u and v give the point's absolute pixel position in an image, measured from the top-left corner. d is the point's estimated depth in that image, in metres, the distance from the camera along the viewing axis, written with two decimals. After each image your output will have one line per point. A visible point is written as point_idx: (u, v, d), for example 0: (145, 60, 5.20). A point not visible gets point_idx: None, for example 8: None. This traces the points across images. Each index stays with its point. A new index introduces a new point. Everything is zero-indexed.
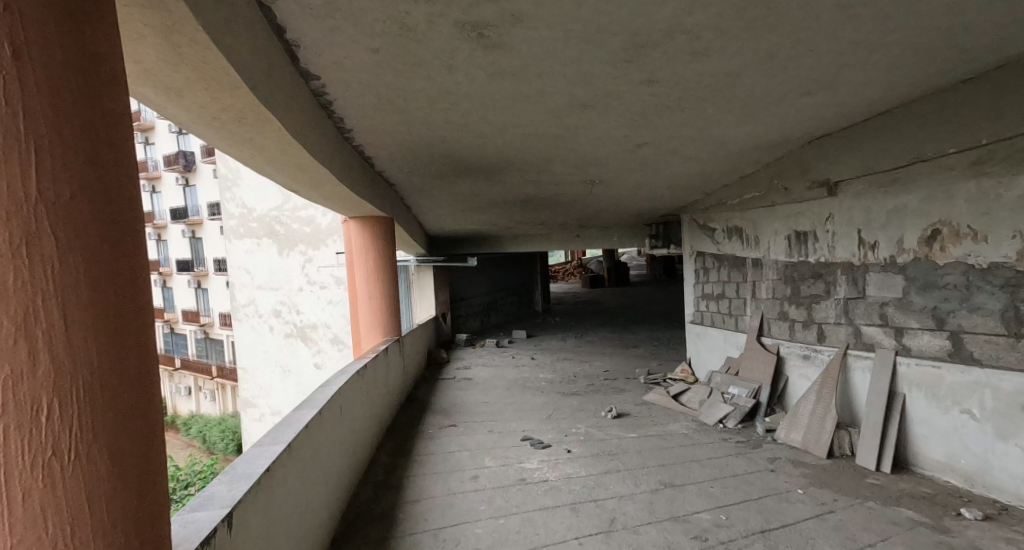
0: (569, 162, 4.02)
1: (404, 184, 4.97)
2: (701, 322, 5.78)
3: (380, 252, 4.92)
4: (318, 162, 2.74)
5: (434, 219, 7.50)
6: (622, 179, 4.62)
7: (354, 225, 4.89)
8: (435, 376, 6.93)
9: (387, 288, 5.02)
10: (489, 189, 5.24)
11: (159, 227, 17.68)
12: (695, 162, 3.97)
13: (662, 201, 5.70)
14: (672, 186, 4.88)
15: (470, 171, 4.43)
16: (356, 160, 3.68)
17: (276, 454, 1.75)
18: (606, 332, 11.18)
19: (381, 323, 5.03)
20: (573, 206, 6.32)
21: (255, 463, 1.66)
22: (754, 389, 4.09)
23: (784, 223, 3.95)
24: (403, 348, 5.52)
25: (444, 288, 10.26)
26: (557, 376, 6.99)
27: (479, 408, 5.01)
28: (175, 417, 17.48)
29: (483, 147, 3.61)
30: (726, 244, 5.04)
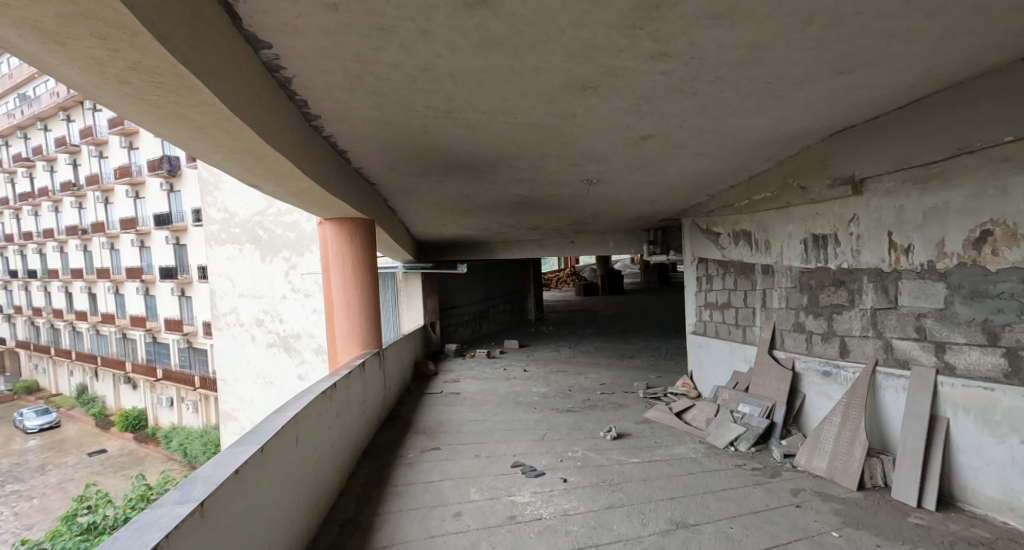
0: (564, 159, 3.67)
1: (386, 183, 4.60)
2: (704, 333, 5.44)
3: (360, 256, 4.55)
4: (274, 150, 2.35)
5: (421, 223, 7.12)
6: (621, 179, 4.28)
7: (330, 228, 4.51)
8: (421, 391, 6.49)
9: (367, 296, 4.63)
10: (479, 189, 4.88)
11: (142, 233, 17.13)
12: (702, 159, 3.64)
13: (662, 204, 5.37)
14: (674, 186, 4.55)
15: (457, 169, 4.07)
16: (327, 153, 3.31)
17: (177, 523, 1.34)
18: (602, 342, 10.82)
19: (359, 335, 4.63)
20: (568, 209, 5.97)
21: (137, 539, 1.26)
22: (768, 408, 3.73)
23: (799, 226, 3.62)
24: (384, 361, 5.10)
25: (433, 296, 9.86)
26: (551, 389, 6.59)
27: (466, 428, 4.60)
28: (156, 429, 16.80)
29: (469, 139, 3.26)
30: (732, 249, 4.71)
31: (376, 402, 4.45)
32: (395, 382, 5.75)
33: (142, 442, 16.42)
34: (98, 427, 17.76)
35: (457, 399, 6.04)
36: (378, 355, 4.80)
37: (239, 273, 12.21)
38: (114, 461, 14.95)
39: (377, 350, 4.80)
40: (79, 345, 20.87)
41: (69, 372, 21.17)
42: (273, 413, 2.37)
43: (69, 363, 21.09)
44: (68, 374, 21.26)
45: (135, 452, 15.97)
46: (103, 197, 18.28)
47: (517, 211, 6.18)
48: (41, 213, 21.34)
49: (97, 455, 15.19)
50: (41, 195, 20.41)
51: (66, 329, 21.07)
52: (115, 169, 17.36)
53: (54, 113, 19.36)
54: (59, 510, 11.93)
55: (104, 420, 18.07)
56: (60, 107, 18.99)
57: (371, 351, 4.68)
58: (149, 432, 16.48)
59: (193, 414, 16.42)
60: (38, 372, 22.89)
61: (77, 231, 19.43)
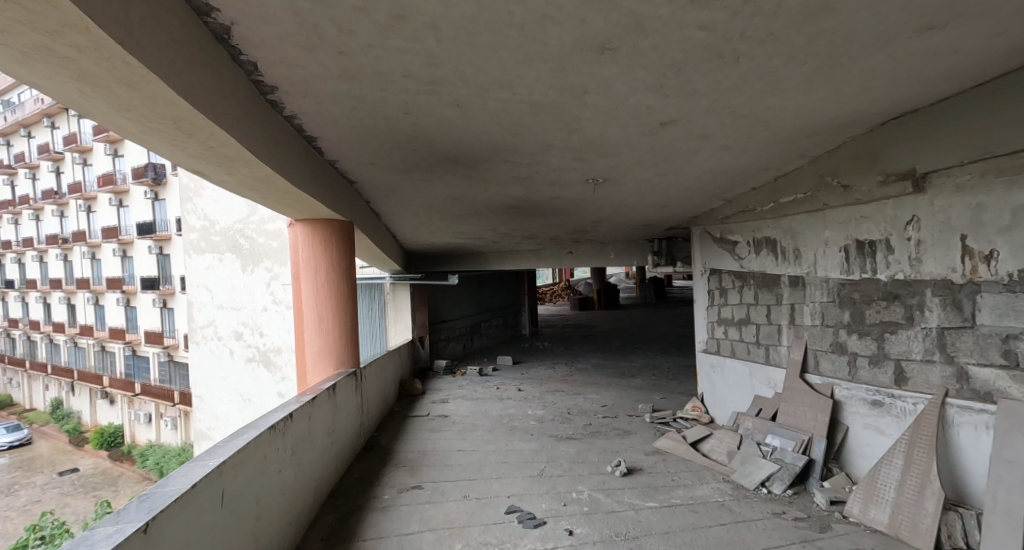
0: (569, 150, 3.20)
1: (367, 180, 4.10)
2: (719, 353, 4.97)
3: (336, 262, 4.06)
4: (207, 120, 1.85)
5: (409, 230, 6.63)
6: (630, 178, 3.82)
7: (301, 231, 4.00)
8: (405, 413, 5.91)
9: (344, 308, 4.10)
10: (471, 190, 4.40)
11: (124, 242, 16.42)
12: (725, 154, 3.19)
13: (671, 210, 4.93)
14: (688, 188, 4.09)
15: (446, 163, 3.59)
16: (291, 137, 2.80)
17: None
18: (600, 359, 10.29)
19: (333, 353, 4.08)
20: (568, 216, 5.50)
21: None
22: (804, 442, 3.22)
23: (838, 232, 3.17)
24: (362, 382, 4.53)
25: (422, 310, 9.33)
26: (548, 412, 6.05)
27: (453, 460, 4.03)
28: (132, 447, 15.89)
29: (459, 123, 2.77)
30: (752, 259, 4.26)
31: (350, 431, 3.88)
32: (375, 405, 5.18)
33: (116, 461, 15.49)
34: (71, 445, 16.80)
35: (445, 423, 5.47)
36: (354, 378, 4.24)
37: (220, 284, 11.59)
38: (86, 480, 14.05)
39: (353, 371, 4.24)
40: (55, 358, 19.92)
41: (43, 386, 20.09)
42: (189, 463, 1.78)
43: (44, 377, 20.09)
44: (42, 388, 20.20)
45: (109, 471, 15.07)
46: (86, 205, 17.59)
47: (513, 217, 5.71)
48: (22, 222, 20.56)
49: (68, 473, 14.27)
50: (22, 202, 19.68)
51: (43, 341, 20.10)
52: (98, 176, 16.70)
53: (38, 118, 18.75)
54: (20, 535, 11.02)
55: (77, 437, 17.10)
56: (44, 112, 18.40)
57: (346, 372, 4.11)
58: (125, 450, 15.60)
59: (171, 432, 15.55)
60: (12, 386, 21.78)
61: (57, 240, 18.67)
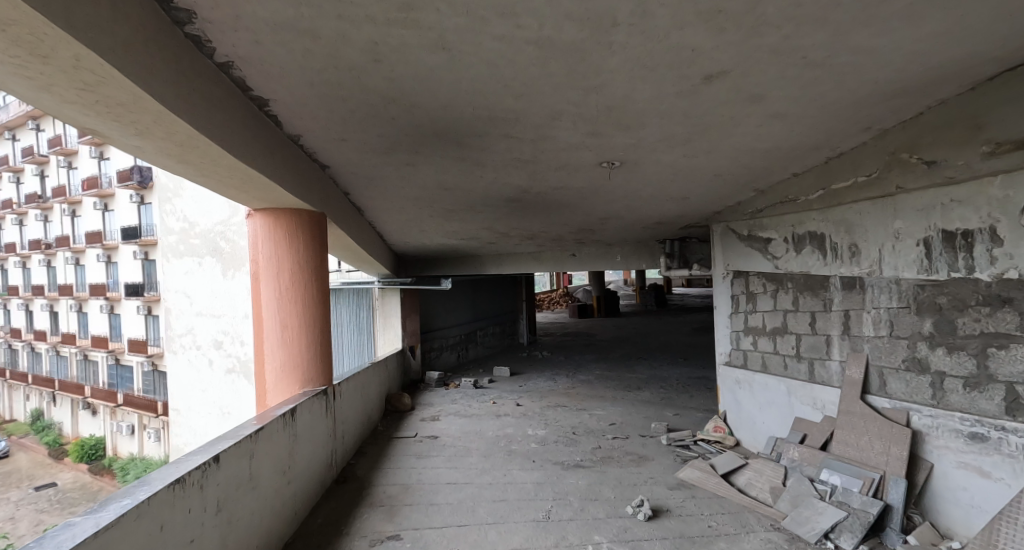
0: (584, 118, 2.60)
1: (342, 163, 3.49)
2: (749, 367, 4.39)
3: (305, 261, 3.46)
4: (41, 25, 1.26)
5: (398, 229, 6.02)
6: (651, 160, 3.23)
7: (262, 224, 3.38)
8: (389, 434, 5.24)
9: (314, 315, 3.48)
10: (464, 177, 3.80)
11: (107, 247, 15.65)
12: (774, 125, 2.60)
13: (692, 203, 4.36)
14: (717, 174, 3.52)
15: (433, 139, 2.99)
16: (232, 96, 2.21)
17: None
18: (604, 369, 9.67)
19: (300, 368, 3.43)
20: (574, 211, 4.92)
21: None
22: (874, 481, 2.65)
23: (915, 223, 2.60)
24: (336, 402, 3.88)
25: (413, 317, 8.70)
26: (551, 432, 5.41)
27: (440, 497, 3.39)
28: (113, 461, 15.09)
29: (446, 75, 2.17)
30: (789, 258, 3.69)
31: (316, 464, 3.23)
32: (353, 426, 4.54)
33: (96, 475, 14.70)
34: (50, 458, 15.99)
35: (434, 446, 4.83)
36: (325, 398, 3.60)
37: (200, 289, 10.94)
38: (64, 496, 13.21)
39: (324, 390, 3.60)
40: (36, 367, 18.99)
41: (24, 395, 19.20)
42: None
43: (25, 387, 19.18)
44: (23, 398, 19.32)
45: (88, 486, 14.21)
46: (70, 209, 16.77)
47: (512, 214, 5.12)
48: (5, 228, 19.69)
49: (45, 488, 13.47)
50: (5, 205, 19.01)
51: (24, 348, 19.24)
52: (83, 179, 15.91)
53: (24, 117, 18.14)
54: None
55: (57, 449, 16.30)
56: (30, 114, 17.62)
57: (316, 392, 3.47)
58: (106, 463, 14.76)
59: (154, 444, 14.78)
60: None
61: (40, 245, 17.82)
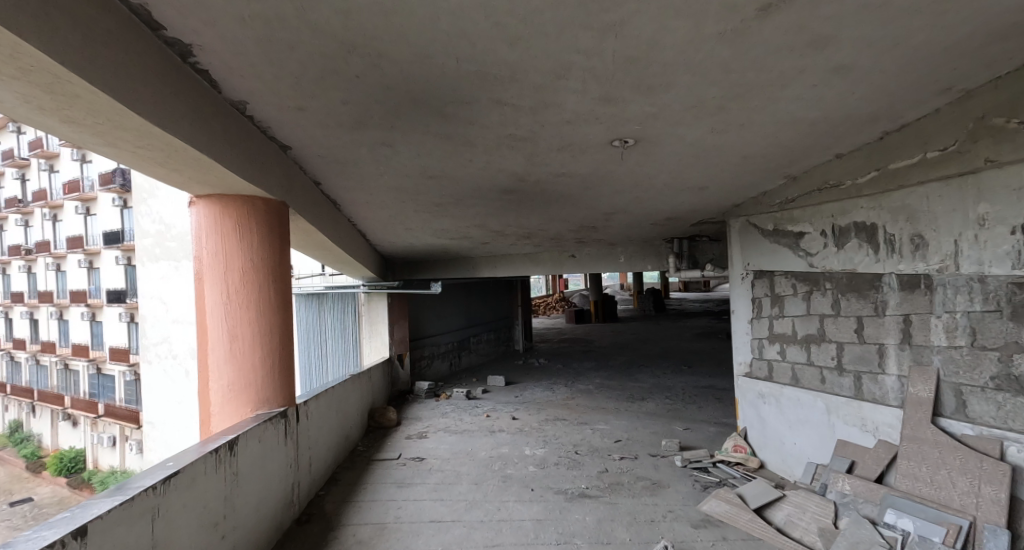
0: (595, 75, 2.08)
1: (306, 142, 2.96)
2: (776, 380, 3.88)
3: (260, 259, 2.91)
4: None
5: (382, 227, 5.48)
6: (671, 136, 2.72)
7: (208, 213, 2.81)
8: (369, 456, 4.68)
9: (271, 322, 2.93)
10: (450, 160, 3.27)
11: (88, 252, 14.78)
12: (831, 85, 2.10)
13: (710, 194, 3.86)
14: (745, 156, 3.01)
15: (410, 108, 2.46)
16: (137, 37, 1.69)
17: None
18: (604, 378, 9.12)
19: (253, 387, 2.87)
20: (576, 205, 4.40)
21: None
22: (964, 530, 2.20)
23: (1010, 205, 2.18)
24: (301, 425, 3.33)
25: (401, 323, 8.15)
26: (550, 452, 4.88)
27: (420, 541, 2.87)
28: (93, 474, 14.28)
29: (418, 3, 1.64)
30: (827, 255, 3.20)
31: (268, 504, 2.67)
32: (325, 451, 3.96)
33: (74, 489, 13.84)
34: (28, 472, 15.04)
35: (420, 470, 4.28)
36: (285, 421, 3.04)
37: (177, 295, 10.31)
38: (39, 513, 12.40)
39: (283, 412, 3.03)
40: (14, 378, 18.04)
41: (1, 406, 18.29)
42: None
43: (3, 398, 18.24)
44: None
45: (66, 500, 13.36)
46: (51, 214, 15.70)
47: (507, 208, 4.59)
48: None
49: (21, 503, 12.63)
50: None
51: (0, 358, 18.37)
52: (64, 183, 15.01)
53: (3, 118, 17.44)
54: None
55: (34, 462, 15.41)
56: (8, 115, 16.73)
57: (272, 414, 2.91)
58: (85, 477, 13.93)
59: (136, 457, 14.01)
60: None
61: (19, 251, 16.89)
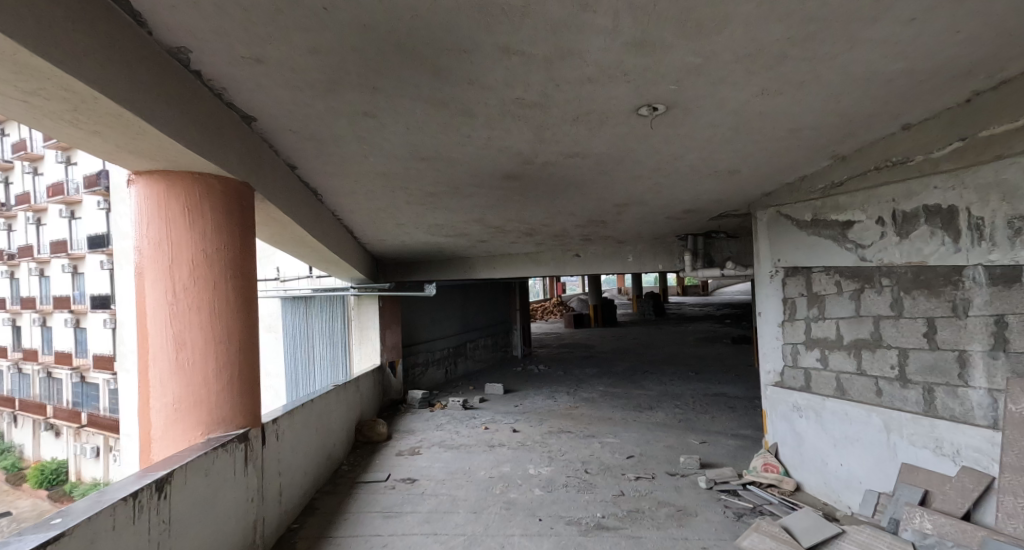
0: (634, 4, 1.61)
1: (273, 111, 2.48)
2: (814, 390, 3.42)
3: (215, 250, 2.40)
4: None
5: (371, 222, 4.98)
6: (712, 99, 2.26)
7: (149, 194, 2.30)
8: (354, 477, 4.17)
9: (229, 327, 2.43)
10: (445, 136, 2.80)
11: (72, 256, 13.99)
12: (934, 18, 1.64)
13: (741, 179, 3.40)
14: (793, 128, 2.56)
15: (396, 60, 1.99)
16: None
17: None
18: (608, 386, 8.63)
19: (204, 405, 2.34)
20: (586, 194, 3.93)
21: None
22: None
23: None
24: (268, 448, 2.82)
25: (393, 329, 7.64)
26: (558, 470, 4.39)
27: None
28: (75, 487, 13.46)
29: None
30: (886, 247, 2.77)
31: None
32: (301, 475, 3.44)
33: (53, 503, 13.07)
34: (6, 485, 14.10)
35: (412, 495, 3.79)
36: (247, 445, 2.53)
37: None
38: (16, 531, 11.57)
39: (244, 434, 2.51)
40: None
41: None
42: None
43: None
44: None
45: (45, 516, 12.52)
46: (35, 218, 14.65)
47: (509, 199, 4.12)
48: None
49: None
50: None
51: None
52: (48, 185, 14.21)
53: None
54: None
55: (14, 475, 14.54)
56: None
57: (229, 438, 2.38)
58: (67, 490, 13.10)
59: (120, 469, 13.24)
60: None
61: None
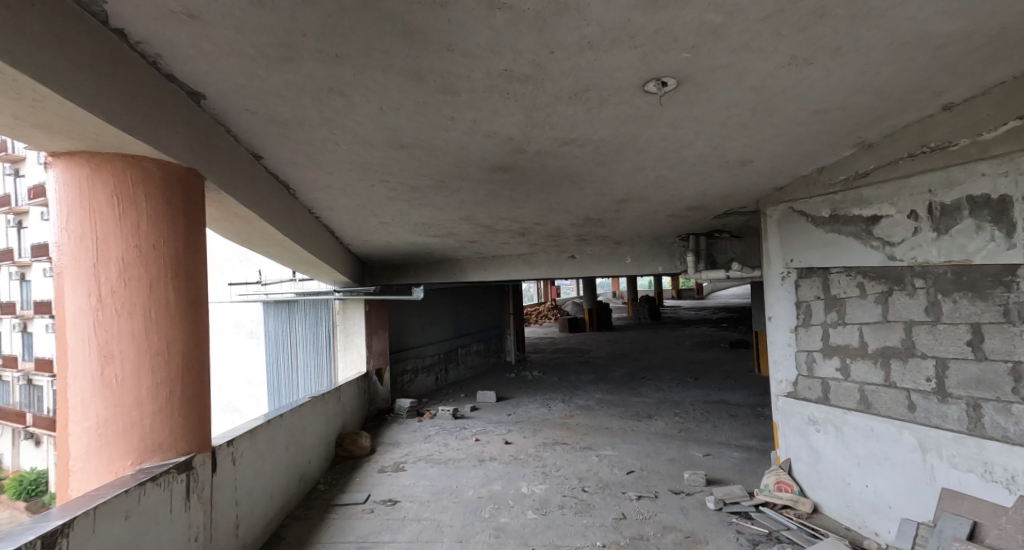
0: None
1: (223, 86, 2.14)
2: (833, 402, 3.12)
3: (153, 247, 2.06)
4: None
5: (352, 220, 4.63)
6: (731, 70, 1.94)
7: (70, 179, 1.94)
8: (330, 499, 3.80)
9: (169, 336, 2.09)
10: (424, 118, 2.47)
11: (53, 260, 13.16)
12: None
13: (753, 170, 3.10)
14: (819, 108, 2.25)
15: (357, 16, 1.66)
16: None
17: None
18: (604, 393, 8.30)
19: (138, 430, 1.99)
20: (582, 188, 3.61)
21: None
22: None
23: None
24: (220, 474, 2.46)
25: (380, 334, 7.28)
26: (554, 489, 4.05)
27: None
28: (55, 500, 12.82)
29: None
30: (921, 244, 2.49)
31: None
32: (266, 501, 3.07)
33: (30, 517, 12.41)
34: None
35: (392, 520, 3.44)
36: (192, 474, 2.18)
37: None
38: None
39: (188, 462, 2.16)
40: None
41: None
42: None
43: None
44: None
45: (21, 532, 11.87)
46: (16, 221, 13.61)
47: (499, 194, 3.79)
48: None
49: None
50: None
51: None
52: (30, 186, 13.42)
53: None
54: None
55: None
56: None
57: (167, 467, 2.03)
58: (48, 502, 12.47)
59: None
60: None
61: None
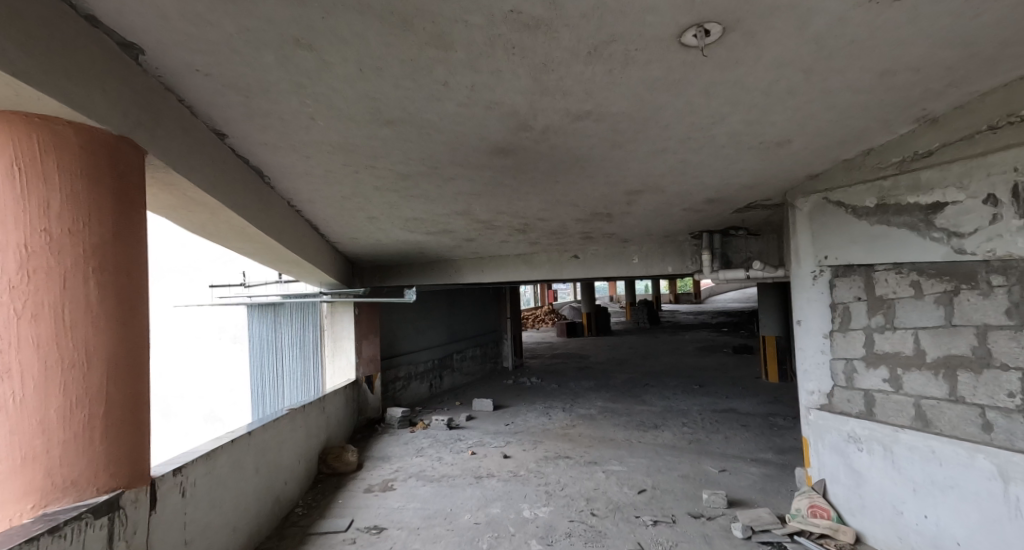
0: None
1: (164, 36, 1.73)
2: (879, 418, 2.72)
3: (70, 231, 1.64)
4: None
5: (337, 214, 4.22)
6: (793, 12, 1.56)
7: None
8: (309, 527, 3.37)
9: (93, 344, 1.67)
10: (411, 82, 2.07)
11: None
12: None
13: (790, 153, 2.72)
14: (888, 68, 1.87)
15: None
16: None
17: None
18: (607, 401, 7.89)
19: (47, 462, 1.57)
20: (592, 176, 3.21)
21: None
22: None
23: None
24: (161, 511, 2.03)
25: (370, 339, 6.85)
26: (560, 511, 3.64)
27: None
28: None
29: None
30: (1005, 235, 2.12)
31: None
32: (226, 535, 2.64)
33: None
34: None
35: None
36: (116, 517, 1.75)
37: None
38: None
39: (110, 502, 1.73)
40: None
41: None
42: None
43: None
44: None
45: None
46: None
47: (498, 183, 3.39)
48: None
49: None
50: None
51: None
52: None
53: None
54: None
55: None
56: None
57: (79, 512, 1.60)
58: None
59: None
60: None
61: None
